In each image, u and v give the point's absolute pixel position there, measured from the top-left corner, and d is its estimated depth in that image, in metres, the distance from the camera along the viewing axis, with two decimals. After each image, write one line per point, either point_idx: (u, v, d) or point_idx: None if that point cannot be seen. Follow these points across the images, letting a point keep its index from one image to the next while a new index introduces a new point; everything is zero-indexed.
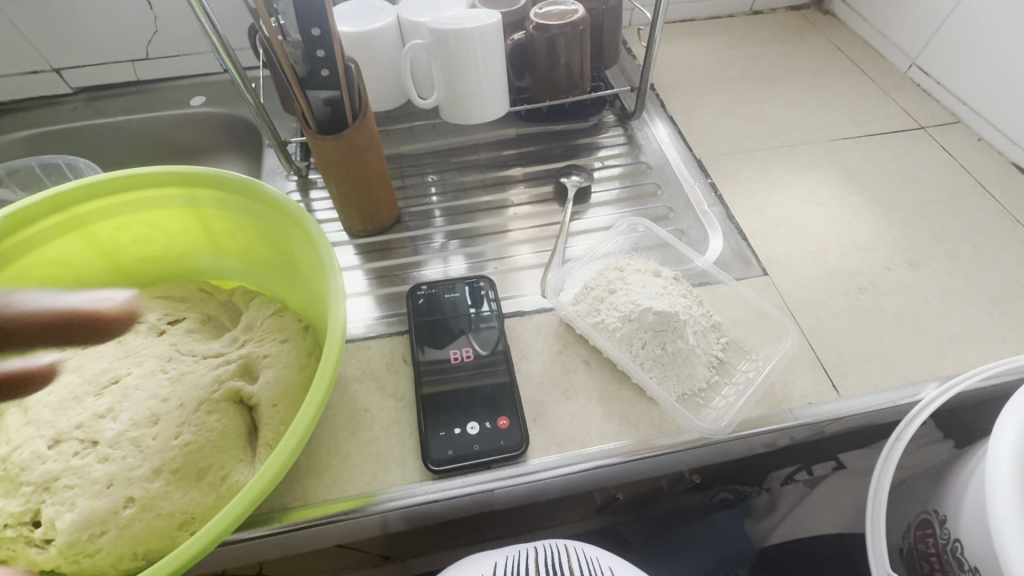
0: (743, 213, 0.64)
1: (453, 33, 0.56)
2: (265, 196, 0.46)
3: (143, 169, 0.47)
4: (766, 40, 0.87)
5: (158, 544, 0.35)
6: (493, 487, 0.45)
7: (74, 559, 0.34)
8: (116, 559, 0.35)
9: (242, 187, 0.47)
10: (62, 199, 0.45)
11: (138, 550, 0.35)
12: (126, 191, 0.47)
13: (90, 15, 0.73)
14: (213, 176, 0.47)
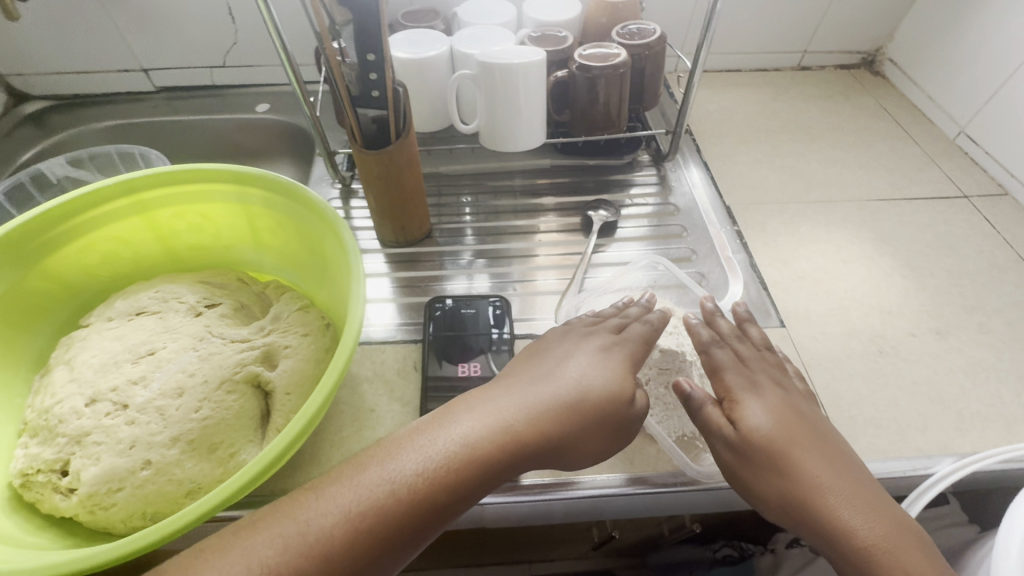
0: (766, 263, 0.64)
1: (499, 66, 0.60)
2: (305, 200, 0.50)
3: (205, 165, 0.51)
4: (810, 96, 0.88)
5: (166, 507, 0.38)
6: (483, 503, 0.46)
7: (92, 509, 0.37)
8: (127, 516, 0.38)
9: (288, 191, 0.51)
10: (133, 185, 0.50)
11: (148, 510, 0.38)
12: (188, 183, 0.52)
13: (179, 25, 0.81)
14: (263, 177, 0.51)
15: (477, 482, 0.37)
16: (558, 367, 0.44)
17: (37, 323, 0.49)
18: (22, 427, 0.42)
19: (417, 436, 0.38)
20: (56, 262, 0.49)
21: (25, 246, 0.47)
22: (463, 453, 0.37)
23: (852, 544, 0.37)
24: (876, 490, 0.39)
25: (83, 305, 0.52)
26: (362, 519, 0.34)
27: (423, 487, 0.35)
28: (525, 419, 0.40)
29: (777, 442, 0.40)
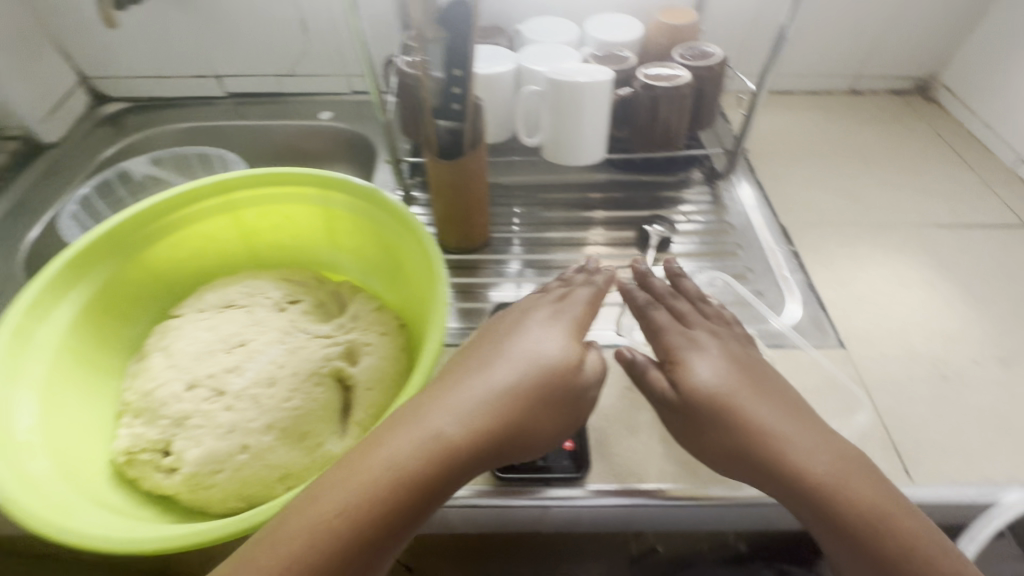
0: (824, 284, 0.64)
1: (568, 84, 0.62)
2: (387, 205, 0.53)
3: (292, 168, 0.54)
4: (863, 120, 0.88)
5: (260, 490, 0.40)
6: (549, 506, 0.47)
7: (194, 489, 0.40)
8: (225, 498, 0.40)
9: (370, 197, 0.53)
10: (225, 185, 0.53)
11: (244, 492, 0.40)
12: (275, 185, 0.55)
13: (254, 35, 0.85)
14: (347, 182, 0.54)
15: (458, 460, 0.37)
16: (487, 363, 0.43)
17: (134, 312, 0.52)
18: (122, 409, 0.45)
19: (381, 432, 0.38)
20: (153, 255, 0.52)
21: (131, 241, 0.50)
22: (433, 439, 0.37)
23: (820, 506, 0.40)
24: (823, 437, 0.42)
25: (172, 296, 0.55)
26: (347, 522, 0.34)
27: (400, 478, 0.35)
28: (486, 392, 0.40)
29: (723, 401, 0.44)
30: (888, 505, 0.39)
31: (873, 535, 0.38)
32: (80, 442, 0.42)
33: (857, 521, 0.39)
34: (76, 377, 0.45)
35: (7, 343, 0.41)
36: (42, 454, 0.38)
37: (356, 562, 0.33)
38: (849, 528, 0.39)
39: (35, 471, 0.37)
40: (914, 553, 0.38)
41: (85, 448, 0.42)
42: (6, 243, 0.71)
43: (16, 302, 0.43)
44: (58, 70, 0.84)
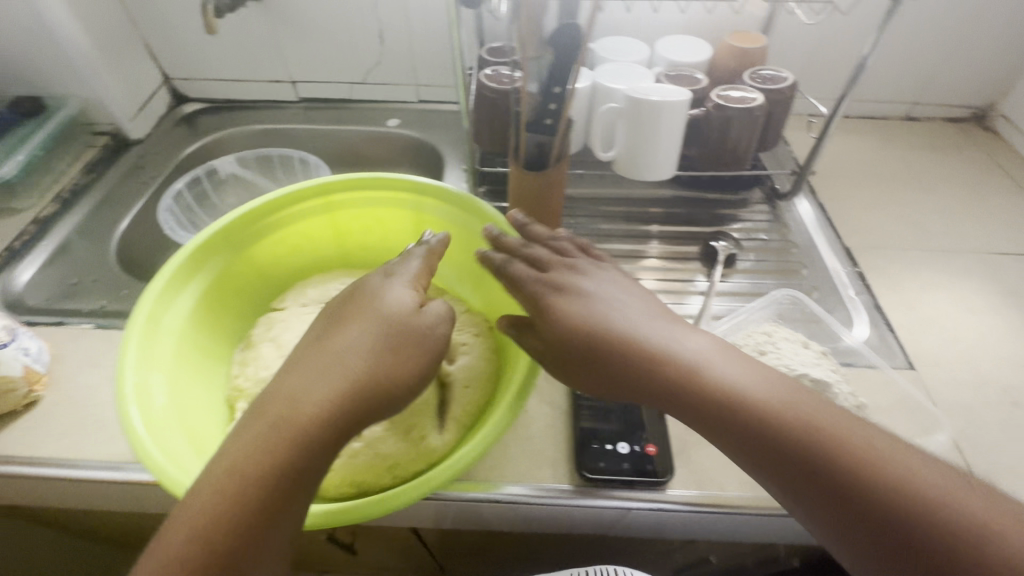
0: (891, 306, 0.66)
1: (647, 103, 0.64)
2: (482, 214, 0.56)
3: (391, 175, 0.57)
4: (921, 146, 0.90)
5: (371, 478, 0.43)
6: (633, 507, 0.48)
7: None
8: (339, 482, 0.42)
9: (465, 205, 0.56)
10: (328, 188, 0.56)
11: (356, 479, 0.43)
12: (373, 190, 0.58)
13: (332, 44, 0.88)
14: (443, 191, 0.57)
15: (334, 419, 0.36)
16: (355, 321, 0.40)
17: (240, 305, 0.55)
18: (237, 395, 0.48)
19: (251, 415, 0.36)
20: (259, 252, 0.55)
21: (240, 238, 0.53)
22: (297, 409, 0.36)
23: (759, 460, 0.37)
24: (737, 373, 0.39)
25: (270, 291, 0.58)
26: (223, 506, 0.33)
27: (263, 453, 0.34)
28: (350, 353, 0.38)
29: (617, 357, 0.41)
30: (835, 436, 0.36)
31: (832, 478, 0.35)
32: (201, 425, 0.45)
33: (811, 466, 0.35)
34: (194, 364, 0.48)
35: (143, 329, 0.44)
36: (177, 434, 0.41)
37: (254, 537, 0.33)
38: (802, 476, 0.35)
39: (176, 447, 0.40)
40: (888, 483, 0.34)
41: (206, 430, 0.46)
42: (99, 233, 0.74)
43: (148, 291, 0.46)
44: (146, 71, 0.88)
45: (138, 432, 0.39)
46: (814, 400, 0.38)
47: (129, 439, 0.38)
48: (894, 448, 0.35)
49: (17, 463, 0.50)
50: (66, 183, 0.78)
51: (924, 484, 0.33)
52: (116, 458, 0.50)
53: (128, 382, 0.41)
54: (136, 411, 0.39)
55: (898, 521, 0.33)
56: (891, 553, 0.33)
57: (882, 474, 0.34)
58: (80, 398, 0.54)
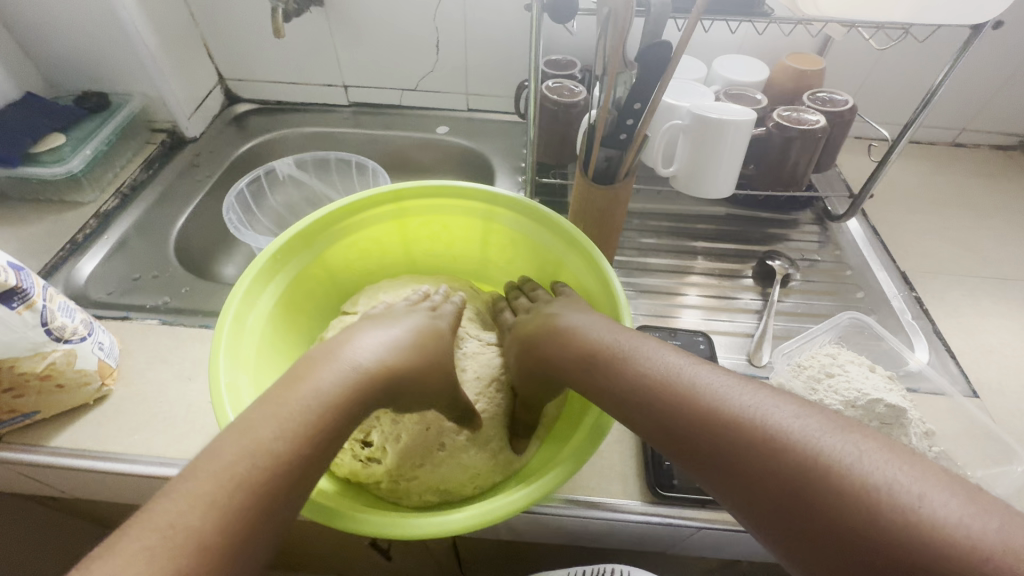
0: (951, 332, 0.66)
1: (713, 121, 0.65)
2: (557, 226, 0.55)
3: (463, 183, 0.57)
4: (971, 173, 0.90)
5: (455, 487, 0.44)
6: (705, 526, 0.48)
7: (396, 479, 0.43)
8: (423, 490, 0.44)
9: (537, 216, 0.56)
10: (401, 194, 0.56)
11: (442, 487, 0.44)
12: (444, 197, 0.58)
13: (387, 51, 0.89)
14: (514, 201, 0.56)
15: (381, 378, 0.39)
16: (384, 325, 0.43)
17: (314, 306, 0.57)
18: None
19: (301, 365, 0.38)
20: (333, 256, 0.57)
21: (317, 240, 0.54)
22: (357, 360, 0.38)
23: (697, 449, 0.36)
24: (671, 363, 0.41)
25: (341, 292, 0.60)
26: (279, 434, 0.33)
27: (326, 392, 0.35)
28: (395, 329, 0.43)
29: (567, 345, 0.45)
30: (772, 422, 0.35)
31: (770, 464, 0.33)
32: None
33: (750, 455, 0.34)
34: (272, 363, 0.49)
35: (232, 328, 0.44)
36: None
37: (257, 504, 0.30)
38: (741, 466, 0.34)
39: None
40: (830, 472, 0.32)
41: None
42: (157, 230, 0.75)
43: (235, 290, 0.46)
44: (203, 71, 0.89)
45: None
46: (751, 388, 0.37)
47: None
48: (838, 433, 0.33)
49: (88, 457, 0.50)
50: (125, 178, 0.79)
51: (866, 471, 0.31)
52: (188, 456, 0.50)
53: (222, 380, 0.41)
54: (232, 409, 0.40)
55: (848, 515, 0.30)
56: (844, 552, 0.30)
57: (826, 461, 0.32)
58: (150, 395, 0.54)
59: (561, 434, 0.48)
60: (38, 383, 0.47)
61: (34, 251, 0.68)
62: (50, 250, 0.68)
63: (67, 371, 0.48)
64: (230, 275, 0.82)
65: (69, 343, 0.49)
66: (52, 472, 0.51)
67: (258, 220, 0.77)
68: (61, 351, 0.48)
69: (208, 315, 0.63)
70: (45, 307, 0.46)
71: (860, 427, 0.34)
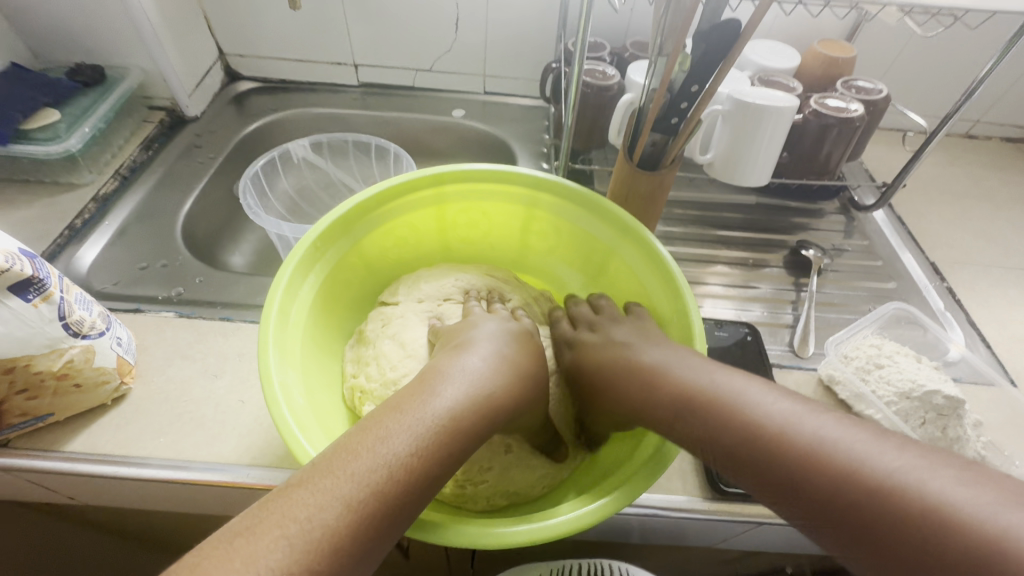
0: (984, 322, 0.66)
1: (756, 106, 0.63)
2: (609, 215, 0.52)
3: (508, 167, 0.54)
4: (987, 164, 0.91)
5: (524, 488, 0.44)
6: (767, 520, 0.47)
7: (462, 484, 0.43)
8: (492, 494, 0.43)
9: (587, 202, 0.53)
10: (441, 178, 0.53)
11: (509, 489, 0.43)
12: (486, 182, 0.54)
13: (402, 28, 0.84)
14: (562, 187, 0.53)
15: (488, 396, 0.38)
16: (489, 344, 0.44)
17: (352, 297, 0.55)
18: (360, 396, 0.47)
19: (424, 379, 0.38)
20: (370, 245, 0.54)
21: (355, 227, 0.51)
22: (476, 382, 0.39)
23: (749, 465, 0.36)
24: (758, 401, 0.38)
25: (376, 281, 0.58)
26: (412, 450, 0.32)
27: (459, 418, 0.35)
28: (501, 349, 0.44)
29: (636, 380, 0.44)
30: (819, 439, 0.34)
31: (824, 479, 0.32)
32: (329, 423, 0.43)
33: (836, 488, 0.32)
34: (312, 358, 0.46)
35: (277, 322, 0.41)
36: (321, 435, 0.39)
37: (381, 517, 0.29)
38: (807, 489, 0.33)
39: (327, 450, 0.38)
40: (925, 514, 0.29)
41: (333, 429, 0.43)
42: (161, 215, 0.70)
43: (278, 281, 0.43)
44: (204, 44, 0.83)
45: (292, 430, 0.36)
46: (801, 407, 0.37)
47: (286, 440, 0.35)
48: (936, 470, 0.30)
49: (108, 462, 0.45)
50: (124, 159, 0.73)
51: (932, 491, 0.29)
52: (219, 460, 0.46)
53: (274, 379, 0.38)
54: (288, 410, 0.36)
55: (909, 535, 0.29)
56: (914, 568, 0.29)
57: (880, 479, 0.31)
58: (171, 393, 0.50)
59: (617, 436, 0.48)
60: (54, 383, 0.43)
61: (28, 237, 0.62)
62: (45, 236, 0.62)
63: (85, 369, 0.44)
64: (238, 265, 0.78)
65: (86, 339, 0.44)
66: (65, 479, 0.46)
67: (271, 205, 0.72)
68: (78, 347, 0.43)
69: (227, 306, 0.59)
70: (63, 299, 0.42)
71: (945, 455, 0.32)
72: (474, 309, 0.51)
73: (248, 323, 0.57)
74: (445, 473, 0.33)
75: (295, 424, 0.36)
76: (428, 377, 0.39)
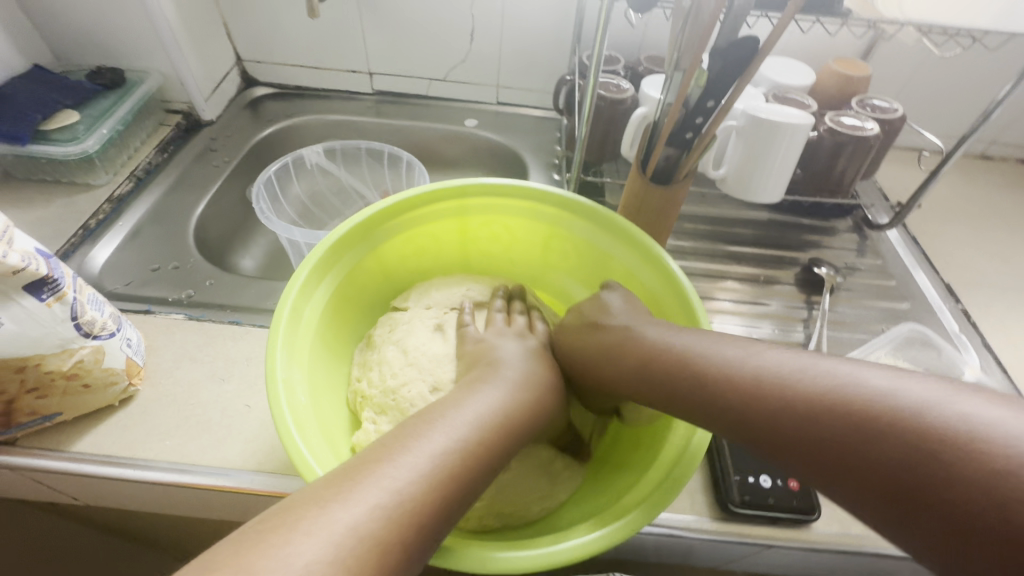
0: (999, 345, 0.65)
1: (770, 122, 0.62)
2: (631, 238, 0.52)
3: (530, 184, 0.53)
4: (1002, 185, 0.90)
5: (519, 509, 0.44)
6: (774, 543, 0.46)
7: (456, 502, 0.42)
8: (485, 513, 0.43)
9: (608, 224, 0.53)
10: (464, 191, 0.53)
11: (503, 510, 0.43)
12: (509, 197, 0.54)
13: (418, 38, 0.85)
14: (583, 208, 0.53)
15: (529, 403, 0.43)
16: (518, 355, 0.48)
17: (366, 304, 0.55)
18: (361, 401, 0.47)
19: (467, 386, 0.43)
20: (388, 252, 0.54)
21: (376, 233, 0.51)
22: (520, 389, 0.44)
23: (781, 438, 0.34)
24: (781, 366, 0.36)
25: (393, 288, 0.58)
26: (481, 440, 0.37)
27: (511, 417, 0.40)
28: (531, 369, 0.47)
29: (621, 361, 0.45)
30: (852, 395, 0.32)
31: (860, 442, 0.31)
32: (329, 426, 0.43)
33: (843, 438, 0.31)
34: (318, 360, 0.46)
35: (288, 322, 0.41)
36: (319, 437, 0.39)
37: (453, 495, 0.33)
38: (850, 455, 0.31)
39: (320, 451, 0.37)
40: (953, 450, 0.28)
41: (331, 431, 0.43)
42: (175, 217, 0.70)
43: (293, 281, 0.43)
44: (222, 50, 0.84)
45: (290, 428, 0.36)
46: (827, 362, 0.35)
47: (281, 437, 0.35)
48: (932, 393, 0.30)
49: (113, 463, 0.45)
50: (140, 161, 0.74)
51: (974, 433, 0.28)
52: (225, 464, 0.46)
53: (279, 376, 0.38)
54: (288, 408, 0.36)
55: (959, 482, 0.27)
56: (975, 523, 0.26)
57: (924, 425, 0.29)
58: (180, 396, 0.50)
59: (616, 464, 0.48)
60: (64, 383, 0.43)
61: (43, 236, 0.62)
62: (60, 235, 0.63)
63: (95, 370, 0.44)
64: (248, 268, 0.78)
65: (97, 339, 0.44)
66: (70, 479, 0.46)
67: (283, 209, 0.73)
68: (89, 348, 0.44)
69: (237, 310, 0.59)
70: (75, 299, 0.42)
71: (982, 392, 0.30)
72: (496, 317, 0.53)
73: (257, 327, 0.57)
74: (499, 465, 0.37)
75: (294, 423, 0.36)
76: (476, 383, 0.43)
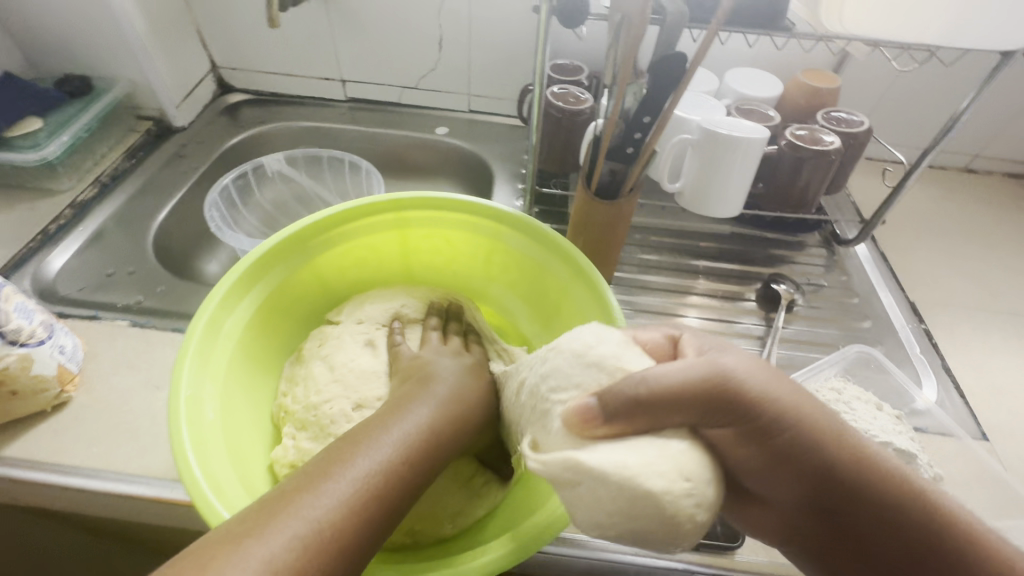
0: (959, 368, 0.63)
1: (722, 136, 0.61)
2: (566, 255, 0.51)
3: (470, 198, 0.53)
4: (984, 200, 0.87)
5: (427, 527, 0.44)
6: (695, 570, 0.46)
7: None
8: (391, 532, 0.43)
9: (544, 240, 0.52)
10: (402, 204, 0.53)
11: (412, 527, 0.43)
12: (449, 211, 0.54)
13: (387, 46, 0.86)
14: (520, 223, 0.53)
15: (457, 420, 0.42)
16: (450, 369, 0.47)
17: (303, 314, 0.55)
18: (284, 416, 0.48)
19: (396, 403, 0.41)
20: (325, 261, 0.54)
21: (310, 245, 0.51)
22: (451, 404, 0.42)
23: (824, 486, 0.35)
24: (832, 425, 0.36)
25: (334, 298, 0.58)
26: (404, 460, 0.36)
27: (437, 433, 0.39)
28: (462, 383, 0.46)
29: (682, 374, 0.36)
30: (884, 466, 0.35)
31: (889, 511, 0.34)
32: (240, 439, 0.43)
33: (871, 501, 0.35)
34: (241, 372, 0.47)
35: (205, 332, 0.42)
36: (222, 452, 0.39)
37: (372, 520, 0.32)
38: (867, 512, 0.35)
39: (217, 465, 0.38)
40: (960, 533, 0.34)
41: (243, 444, 0.44)
42: (136, 223, 0.71)
43: (213, 293, 0.44)
44: (195, 58, 0.85)
45: (184, 443, 0.36)
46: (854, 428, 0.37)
47: (173, 453, 0.35)
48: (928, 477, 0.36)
49: (38, 469, 0.46)
50: (106, 167, 0.76)
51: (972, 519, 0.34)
52: (146, 473, 0.46)
53: (182, 390, 0.38)
54: (187, 423, 0.37)
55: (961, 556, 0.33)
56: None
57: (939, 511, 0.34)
58: (112, 403, 0.50)
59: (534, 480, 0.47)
60: None
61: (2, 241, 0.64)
62: (19, 241, 0.64)
63: (21, 377, 0.45)
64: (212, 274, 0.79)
65: (25, 347, 0.45)
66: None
67: (242, 217, 0.73)
68: (15, 355, 0.44)
69: (181, 318, 0.59)
70: None
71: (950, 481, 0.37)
72: (430, 335, 0.52)
73: None
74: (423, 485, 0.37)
75: (189, 439, 0.36)
76: (409, 399, 0.42)
